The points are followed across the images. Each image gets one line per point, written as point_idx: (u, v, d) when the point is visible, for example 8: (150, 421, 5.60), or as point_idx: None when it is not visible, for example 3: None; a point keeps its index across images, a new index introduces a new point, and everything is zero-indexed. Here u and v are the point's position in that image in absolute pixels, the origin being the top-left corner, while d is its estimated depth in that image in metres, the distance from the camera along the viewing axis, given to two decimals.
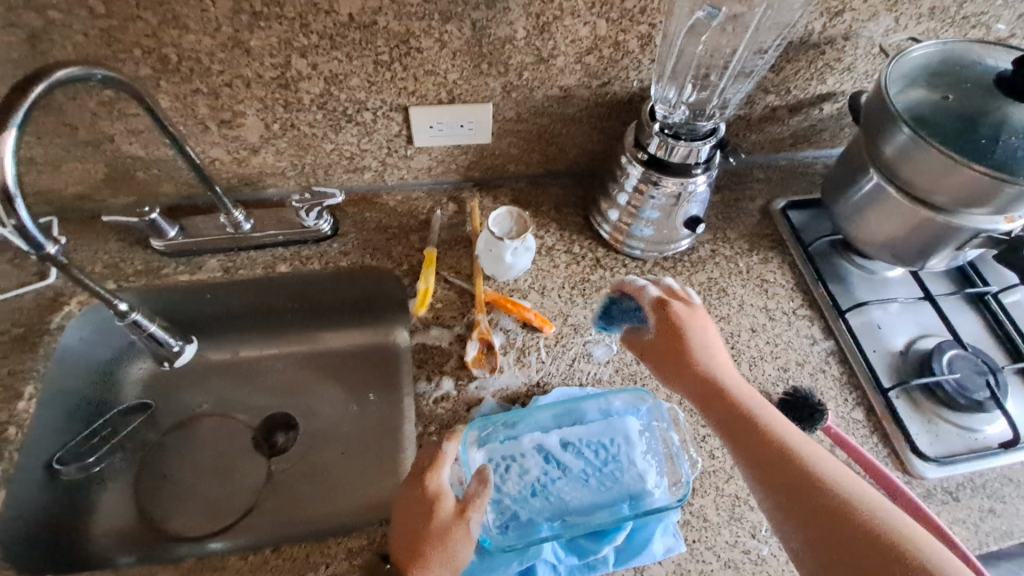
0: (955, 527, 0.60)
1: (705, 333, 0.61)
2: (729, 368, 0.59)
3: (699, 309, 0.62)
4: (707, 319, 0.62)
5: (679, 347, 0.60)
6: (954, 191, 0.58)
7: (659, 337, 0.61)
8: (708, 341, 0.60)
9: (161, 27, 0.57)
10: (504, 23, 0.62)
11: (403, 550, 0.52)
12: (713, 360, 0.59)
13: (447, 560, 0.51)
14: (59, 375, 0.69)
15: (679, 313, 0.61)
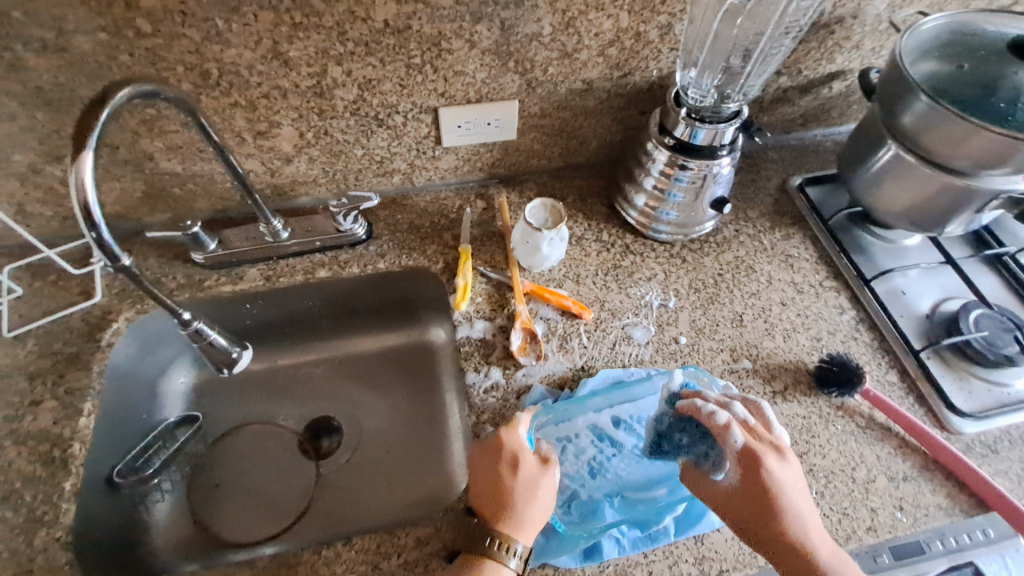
0: (997, 478, 0.62)
1: (790, 470, 0.55)
2: (804, 497, 0.54)
3: (782, 447, 0.57)
4: (787, 453, 0.56)
5: (760, 503, 0.53)
6: (974, 153, 0.61)
7: (739, 490, 0.54)
8: (791, 478, 0.55)
9: (205, 42, 0.59)
10: (531, 21, 0.64)
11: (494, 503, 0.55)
12: (794, 493, 0.54)
13: (535, 510, 0.55)
14: (112, 391, 0.70)
15: (766, 460, 0.55)
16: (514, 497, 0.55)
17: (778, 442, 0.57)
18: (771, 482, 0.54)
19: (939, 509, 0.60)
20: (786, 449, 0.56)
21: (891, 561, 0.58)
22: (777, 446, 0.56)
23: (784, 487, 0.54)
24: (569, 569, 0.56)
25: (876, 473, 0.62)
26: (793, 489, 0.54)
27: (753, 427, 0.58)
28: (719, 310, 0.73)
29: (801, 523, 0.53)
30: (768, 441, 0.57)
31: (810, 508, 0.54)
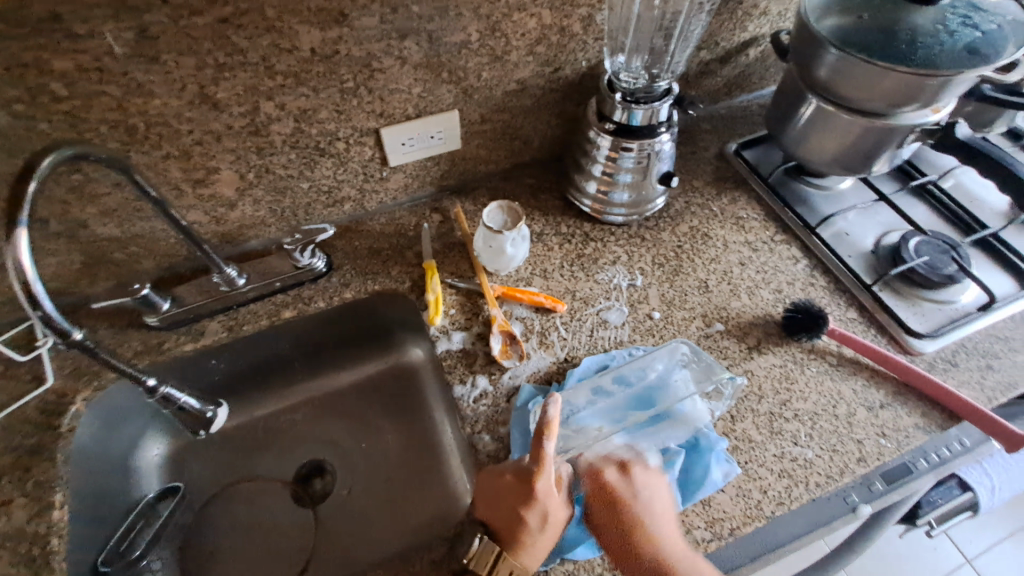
0: (963, 389, 0.67)
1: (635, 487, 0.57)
2: (660, 506, 0.56)
3: (634, 463, 0.59)
4: (653, 471, 0.58)
5: (599, 512, 0.56)
6: (887, 93, 0.66)
7: (591, 502, 0.58)
8: (637, 489, 0.56)
9: (126, 97, 0.57)
10: (458, 30, 0.65)
11: (513, 539, 0.53)
12: (642, 501, 0.56)
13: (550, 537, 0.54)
14: (83, 475, 0.66)
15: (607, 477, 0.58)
16: (532, 539, 0.53)
17: (629, 460, 0.59)
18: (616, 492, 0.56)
19: (917, 428, 0.64)
20: (639, 464, 0.58)
21: (884, 487, 0.61)
22: (626, 463, 0.59)
23: (623, 496, 0.56)
24: (589, 560, 0.55)
25: (856, 406, 0.66)
26: (633, 499, 0.56)
27: (623, 452, 0.60)
28: (684, 280, 0.76)
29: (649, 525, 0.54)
30: (615, 462, 0.59)
31: (666, 516, 0.56)
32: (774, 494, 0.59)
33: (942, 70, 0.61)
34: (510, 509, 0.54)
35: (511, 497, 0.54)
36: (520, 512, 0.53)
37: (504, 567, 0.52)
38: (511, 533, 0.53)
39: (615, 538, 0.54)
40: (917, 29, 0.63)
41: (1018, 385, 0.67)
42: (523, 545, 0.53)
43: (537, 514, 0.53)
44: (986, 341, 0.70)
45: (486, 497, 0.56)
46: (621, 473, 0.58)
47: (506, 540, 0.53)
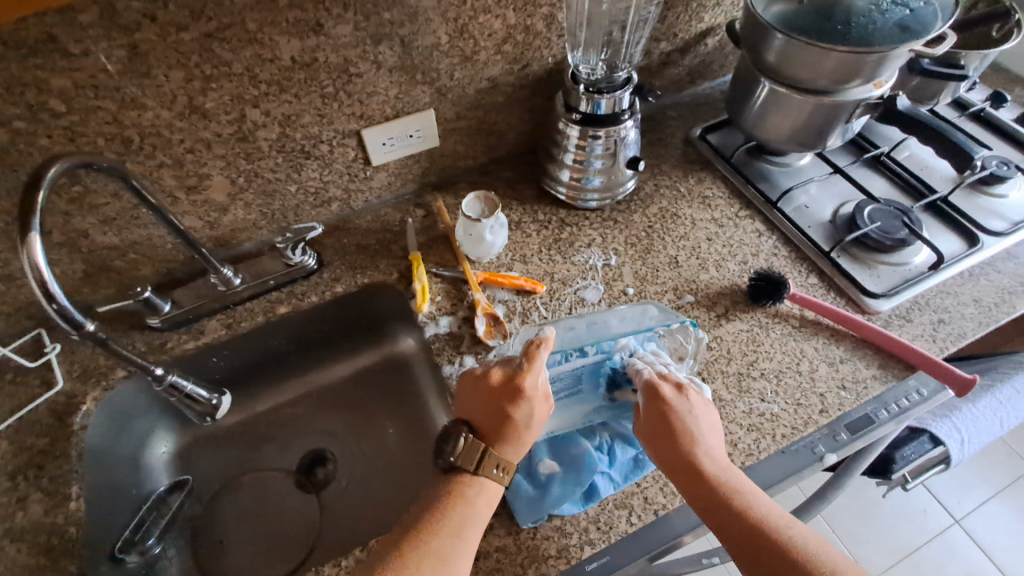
0: (917, 342, 0.71)
1: (691, 403, 0.60)
2: (708, 426, 0.59)
3: (689, 386, 0.62)
4: (704, 396, 0.61)
5: (659, 427, 0.59)
6: (831, 72, 0.71)
7: (643, 422, 0.60)
8: (693, 409, 0.59)
9: (121, 111, 0.62)
10: (428, 33, 0.70)
11: (501, 434, 0.57)
12: (696, 419, 0.59)
13: (532, 438, 0.59)
14: (95, 470, 0.69)
15: (664, 394, 0.60)
16: (516, 435, 0.57)
17: (683, 383, 0.61)
18: (669, 410, 0.59)
19: (875, 379, 0.69)
20: (692, 388, 0.61)
21: (849, 436, 0.65)
22: (682, 385, 0.61)
23: (681, 413, 0.59)
24: (574, 515, 0.60)
25: (817, 362, 0.70)
26: (693, 417, 0.59)
27: (678, 375, 0.63)
28: (656, 258, 0.80)
29: (700, 444, 0.57)
30: (672, 381, 0.61)
31: (716, 434, 0.59)
32: (744, 447, 0.64)
33: (878, 47, 0.66)
34: (498, 407, 0.58)
35: (495, 394, 0.58)
36: (506, 408, 0.57)
37: (491, 461, 0.55)
38: (496, 428, 0.57)
39: (669, 453, 0.57)
40: (853, 11, 0.69)
41: (968, 335, 0.72)
42: (508, 442, 0.57)
43: (524, 409, 0.58)
44: (938, 297, 0.75)
45: (468, 394, 0.60)
46: (677, 391, 0.61)
47: (491, 435, 0.57)
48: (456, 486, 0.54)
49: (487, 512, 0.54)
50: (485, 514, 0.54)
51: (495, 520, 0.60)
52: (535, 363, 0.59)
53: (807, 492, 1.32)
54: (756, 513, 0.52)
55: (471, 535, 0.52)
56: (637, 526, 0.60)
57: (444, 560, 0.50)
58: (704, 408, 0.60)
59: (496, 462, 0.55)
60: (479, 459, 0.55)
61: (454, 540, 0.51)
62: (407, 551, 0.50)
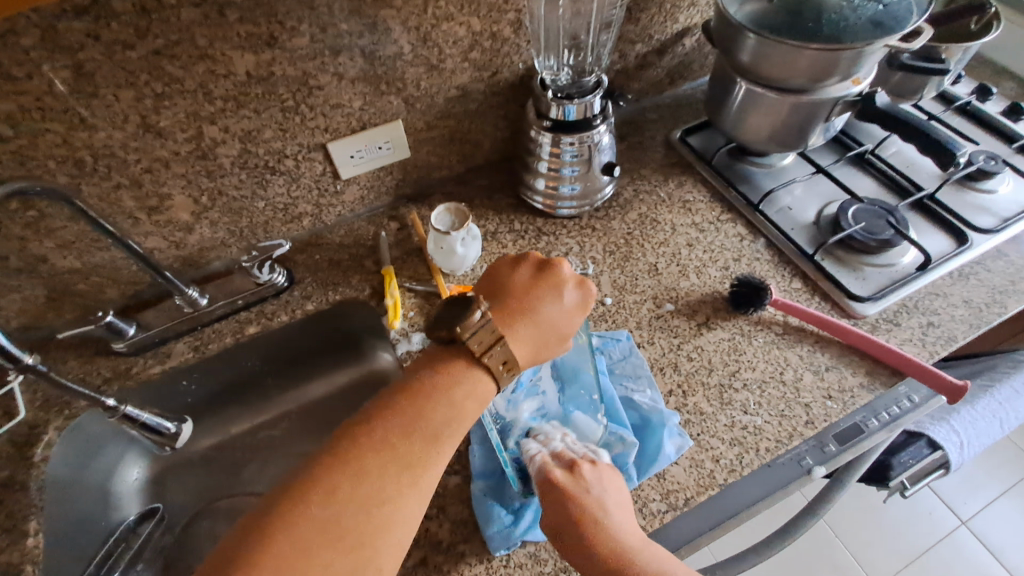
0: (906, 346, 0.69)
1: (585, 479, 0.54)
2: (609, 498, 0.53)
3: (583, 461, 0.56)
4: (601, 465, 0.56)
5: (564, 517, 0.51)
6: (805, 69, 0.69)
7: (546, 517, 0.52)
8: (591, 485, 0.53)
9: (70, 132, 0.60)
10: (389, 43, 0.68)
11: (542, 335, 0.56)
12: (591, 493, 0.52)
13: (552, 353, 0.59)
14: (58, 504, 0.67)
15: (558, 479, 0.53)
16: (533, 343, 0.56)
17: (576, 459, 0.56)
18: (570, 494, 0.52)
19: (862, 388, 0.66)
20: (587, 462, 0.55)
21: (837, 447, 0.63)
22: (574, 462, 0.55)
23: (582, 495, 0.52)
24: (548, 539, 0.58)
25: (802, 371, 0.68)
26: (589, 494, 0.52)
27: (573, 451, 0.57)
28: (635, 265, 0.78)
29: (597, 516, 0.51)
30: (564, 462, 0.56)
31: (623, 508, 0.53)
32: (726, 463, 0.62)
33: (851, 43, 0.64)
34: (556, 313, 0.58)
35: (557, 296, 0.59)
36: (563, 315, 0.58)
37: (499, 356, 0.53)
38: (520, 311, 0.56)
39: (585, 550, 0.49)
40: (824, 8, 0.67)
41: (959, 339, 0.69)
42: (526, 344, 0.55)
43: (555, 308, 0.58)
44: (927, 299, 0.73)
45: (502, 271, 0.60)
46: (570, 471, 0.54)
47: (514, 328, 0.55)
48: (443, 378, 0.51)
49: (474, 416, 0.51)
50: (466, 425, 0.50)
51: (467, 548, 0.58)
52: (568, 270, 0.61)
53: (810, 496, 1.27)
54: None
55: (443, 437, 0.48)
56: None
57: (414, 464, 0.46)
58: (600, 481, 0.54)
59: (504, 359, 0.53)
60: (485, 349, 0.53)
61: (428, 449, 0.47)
62: (376, 450, 0.46)
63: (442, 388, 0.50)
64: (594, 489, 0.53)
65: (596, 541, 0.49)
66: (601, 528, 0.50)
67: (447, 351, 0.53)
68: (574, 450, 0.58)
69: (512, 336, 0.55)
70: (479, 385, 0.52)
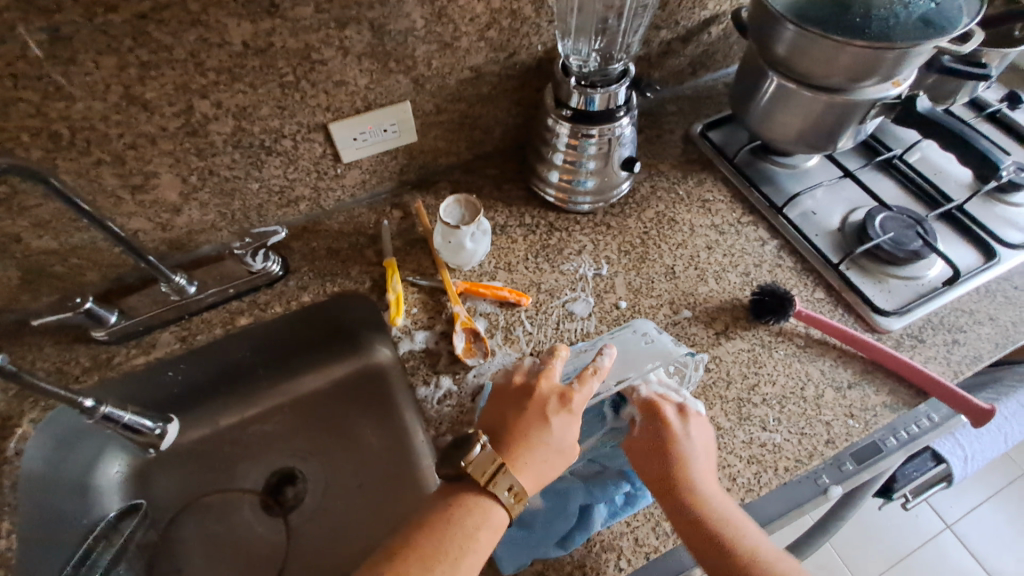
0: (930, 364, 0.66)
1: (693, 428, 0.58)
2: (707, 445, 0.57)
3: (689, 407, 0.59)
4: (698, 415, 0.59)
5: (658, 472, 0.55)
6: (847, 68, 0.64)
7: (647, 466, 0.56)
8: (693, 433, 0.57)
9: (45, 102, 0.54)
10: (401, 16, 0.62)
11: (548, 452, 0.52)
12: (694, 443, 0.57)
13: (554, 466, 0.53)
14: (33, 500, 0.63)
15: (667, 414, 0.58)
16: (542, 459, 0.52)
17: (684, 404, 0.60)
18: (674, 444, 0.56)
19: (885, 407, 0.64)
20: (692, 410, 0.59)
21: (854, 467, 0.61)
22: (683, 409, 0.59)
23: (681, 440, 0.56)
24: (557, 558, 0.55)
25: (824, 387, 0.65)
26: (691, 440, 0.57)
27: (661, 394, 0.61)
28: (651, 267, 0.74)
29: (694, 467, 0.55)
30: (672, 403, 0.60)
31: (708, 453, 0.57)
32: (743, 481, 0.59)
33: (900, 43, 0.60)
34: (560, 432, 0.54)
35: (551, 412, 0.54)
36: (563, 430, 0.54)
37: (505, 481, 0.49)
38: (522, 448, 0.52)
39: (688, 507, 0.53)
40: (873, 3, 0.62)
41: (985, 359, 0.67)
42: (536, 461, 0.52)
43: (554, 427, 0.53)
44: (952, 315, 0.70)
45: (505, 405, 0.56)
46: (679, 413, 0.59)
47: (524, 444, 0.52)
48: (460, 517, 0.48)
49: (486, 551, 0.48)
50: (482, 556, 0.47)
51: None
52: (581, 384, 0.56)
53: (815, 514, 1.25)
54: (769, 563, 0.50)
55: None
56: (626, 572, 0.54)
57: None
58: (705, 429, 0.58)
59: (508, 484, 0.49)
60: (490, 478, 0.49)
61: None
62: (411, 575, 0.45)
63: (463, 509, 0.49)
64: (701, 440, 0.57)
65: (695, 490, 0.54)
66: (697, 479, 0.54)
67: (454, 489, 0.51)
68: (673, 395, 0.61)
69: (524, 455, 0.52)
70: (489, 518, 0.49)
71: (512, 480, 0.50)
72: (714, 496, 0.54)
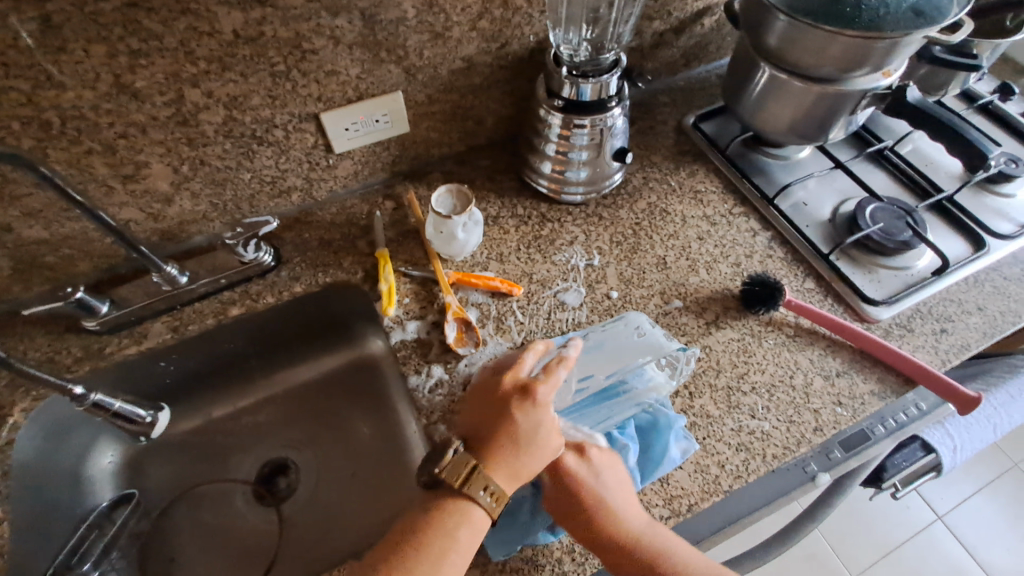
0: (918, 353, 0.67)
1: (597, 469, 0.54)
2: (618, 484, 0.54)
3: (590, 444, 0.56)
4: (607, 451, 0.56)
5: (575, 514, 0.53)
6: (838, 58, 0.65)
7: (557, 505, 0.54)
8: (599, 473, 0.54)
9: (34, 90, 0.54)
10: (392, 6, 0.62)
11: (518, 449, 0.51)
12: (603, 485, 0.54)
13: (528, 461, 0.52)
14: (26, 490, 0.63)
15: (569, 464, 0.54)
16: (518, 454, 0.51)
17: (582, 443, 0.56)
18: (582, 488, 0.53)
19: (873, 395, 0.64)
20: (593, 448, 0.56)
21: (843, 454, 0.62)
22: (582, 447, 0.56)
23: (588, 484, 0.54)
24: (548, 544, 0.55)
25: (813, 375, 0.66)
26: (602, 483, 0.54)
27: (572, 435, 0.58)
28: (642, 258, 0.75)
29: (614, 508, 0.53)
30: (570, 445, 0.56)
31: (624, 490, 0.54)
32: (732, 469, 0.59)
33: (891, 32, 0.59)
34: (528, 426, 0.52)
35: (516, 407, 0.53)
36: (535, 424, 0.52)
37: (478, 481, 0.49)
38: (493, 448, 0.51)
39: (607, 542, 0.52)
40: None
41: (972, 348, 0.67)
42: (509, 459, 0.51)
43: (523, 423, 0.52)
44: (941, 305, 0.71)
45: (476, 405, 0.55)
46: (579, 455, 0.55)
47: (493, 444, 0.51)
48: (441, 518, 0.48)
49: (467, 551, 0.48)
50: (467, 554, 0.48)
51: None
52: (547, 375, 0.55)
53: (803, 502, 1.26)
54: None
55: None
56: None
57: None
58: (614, 468, 0.55)
59: (483, 485, 0.49)
60: (463, 480, 0.49)
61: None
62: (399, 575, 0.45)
63: (444, 512, 0.49)
64: (613, 485, 0.54)
65: (621, 531, 0.52)
66: (625, 518, 0.53)
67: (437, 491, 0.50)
68: (571, 435, 0.57)
69: (494, 455, 0.51)
70: (470, 517, 0.49)
71: (486, 479, 0.49)
72: (643, 528, 0.53)
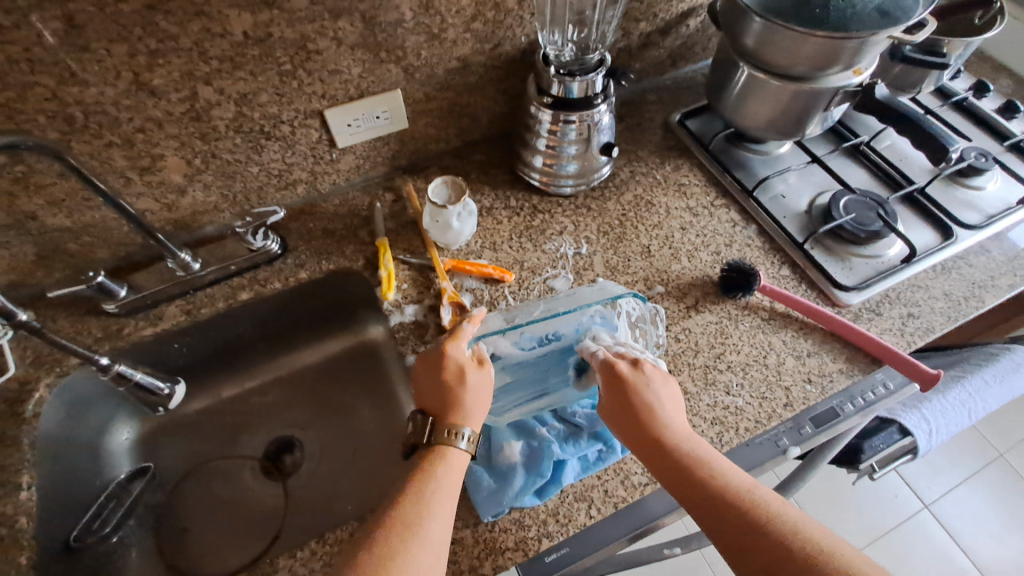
0: (886, 336, 0.71)
1: (650, 379, 0.59)
2: (668, 398, 0.59)
3: (646, 361, 0.62)
4: (661, 369, 0.61)
5: (627, 413, 0.57)
6: (809, 57, 0.69)
7: (613, 412, 0.58)
8: (653, 383, 0.59)
9: (61, 87, 0.59)
10: (391, 9, 0.66)
11: (461, 392, 0.57)
12: (654, 394, 0.58)
13: (476, 399, 0.57)
14: (50, 459, 0.68)
15: (623, 371, 0.59)
16: (463, 399, 0.57)
17: (640, 358, 0.62)
18: (637, 393, 0.58)
19: (841, 373, 0.69)
20: (649, 363, 0.61)
21: (812, 429, 0.65)
22: (638, 362, 0.61)
23: (642, 390, 0.58)
24: (533, 507, 0.60)
25: (785, 355, 0.70)
26: (652, 391, 0.58)
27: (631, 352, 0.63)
28: (628, 247, 0.79)
29: (657, 412, 0.57)
30: (630, 358, 0.61)
31: (675, 405, 0.58)
32: (706, 440, 0.64)
33: (856, 33, 0.64)
34: (457, 373, 0.58)
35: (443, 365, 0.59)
36: (464, 370, 0.58)
37: (440, 428, 0.55)
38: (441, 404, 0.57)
39: (650, 440, 0.55)
40: None
41: (937, 330, 0.72)
42: (457, 403, 0.56)
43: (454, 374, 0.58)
44: (909, 291, 0.75)
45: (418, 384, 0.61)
46: (634, 367, 0.60)
47: (436, 399, 0.57)
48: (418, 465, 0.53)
49: (454, 486, 0.53)
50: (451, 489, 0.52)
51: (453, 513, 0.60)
52: (458, 334, 0.62)
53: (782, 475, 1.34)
54: (814, 535, 0.47)
55: (444, 520, 0.50)
56: (596, 519, 0.60)
57: (409, 524, 0.48)
58: (667, 383, 0.60)
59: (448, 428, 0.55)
60: (428, 434, 0.55)
61: (415, 509, 0.49)
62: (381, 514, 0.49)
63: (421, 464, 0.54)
64: (662, 396, 0.58)
65: (663, 432, 0.55)
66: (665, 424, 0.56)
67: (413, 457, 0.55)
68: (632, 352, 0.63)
69: (442, 407, 0.57)
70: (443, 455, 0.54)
71: (450, 424, 0.55)
72: (684, 437, 0.55)
